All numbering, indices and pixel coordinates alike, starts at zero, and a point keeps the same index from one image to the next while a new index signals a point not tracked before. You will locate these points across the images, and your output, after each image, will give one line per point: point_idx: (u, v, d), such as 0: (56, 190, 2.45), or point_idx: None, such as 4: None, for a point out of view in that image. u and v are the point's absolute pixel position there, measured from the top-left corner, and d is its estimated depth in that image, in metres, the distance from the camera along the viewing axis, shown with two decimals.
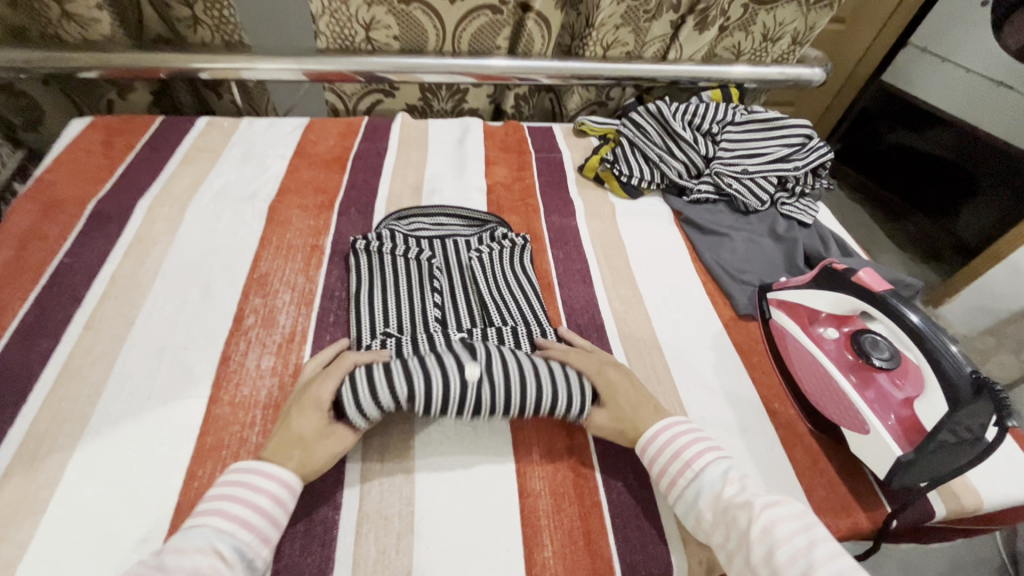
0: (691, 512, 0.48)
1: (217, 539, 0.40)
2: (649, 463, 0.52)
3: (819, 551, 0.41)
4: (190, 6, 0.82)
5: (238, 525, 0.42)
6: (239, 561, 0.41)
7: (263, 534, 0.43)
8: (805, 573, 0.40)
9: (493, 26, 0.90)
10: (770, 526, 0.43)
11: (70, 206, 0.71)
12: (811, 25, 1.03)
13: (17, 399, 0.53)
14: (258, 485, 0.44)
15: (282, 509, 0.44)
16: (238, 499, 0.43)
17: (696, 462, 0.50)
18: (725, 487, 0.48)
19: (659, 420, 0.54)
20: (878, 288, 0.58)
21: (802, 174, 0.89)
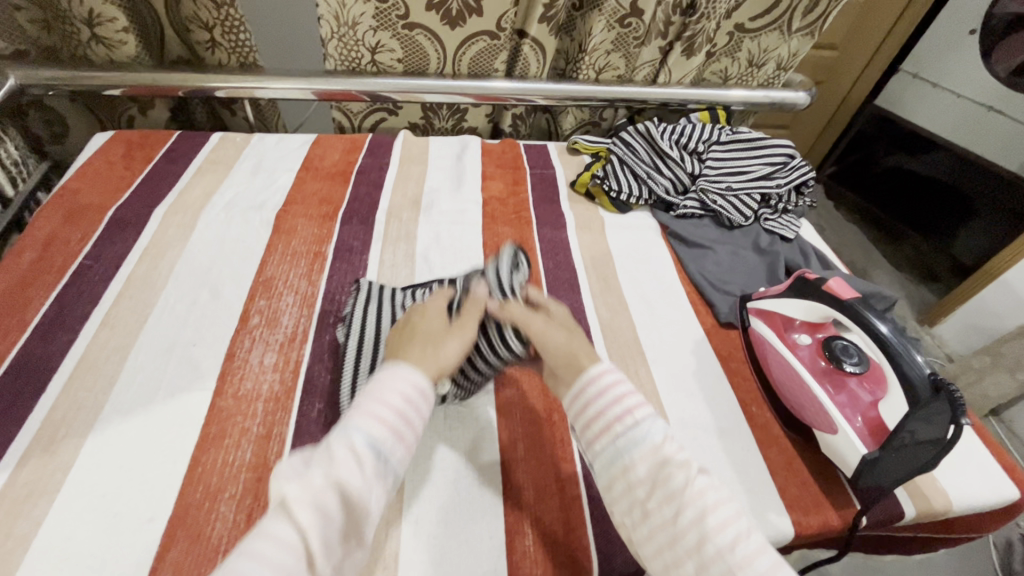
0: (619, 461, 0.48)
1: (352, 433, 0.44)
2: (580, 408, 0.51)
3: (757, 537, 0.43)
4: (209, 31, 0.88)
5: (375, 421, 0.46)
6: (374, 455, 0.44)
7: (397, 431, 0.46)
8: (734, 541, 0.42)
9: (491, 50, 0.95)
10: (703, 492, 0.45)
11: (91, 213, 0.76)
12: (794, 52, 1.08)
13: (36, 389, 0.56)
14: (388, 387, 0.48)
15: (410, 407, 0.48)
16: (377, 400, 0.47)
17: (635, 415, 0.49)
18: (662, 443, 0.48)
19: (600, 362, 0.54)
20: (846, 296, 0.61)
21: (784, 191, 0.94)
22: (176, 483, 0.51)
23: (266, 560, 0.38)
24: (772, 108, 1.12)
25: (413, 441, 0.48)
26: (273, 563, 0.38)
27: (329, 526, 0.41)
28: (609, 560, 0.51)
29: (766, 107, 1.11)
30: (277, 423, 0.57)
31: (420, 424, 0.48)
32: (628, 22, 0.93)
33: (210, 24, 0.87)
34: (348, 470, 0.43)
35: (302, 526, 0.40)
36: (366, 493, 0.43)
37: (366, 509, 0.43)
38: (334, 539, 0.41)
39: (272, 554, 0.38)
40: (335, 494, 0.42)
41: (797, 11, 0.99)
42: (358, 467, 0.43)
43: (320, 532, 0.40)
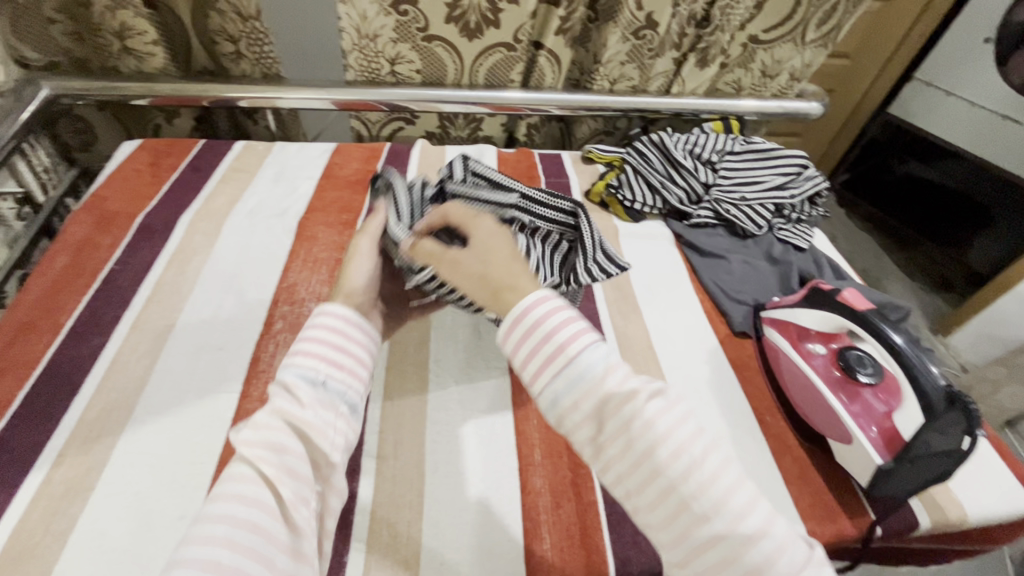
0: (560, 402, 0.42)
1: (283, 372, 0.47)
2: (514, 344, 0.44)
3: (711, 458, 0.40)
4: (235, 44, 0.91)
5: (301, 357, 0.48)
6: (308, 383, 0.47)
7: (331, 360, 0.49)
8: (686, 469, 0.39)
9: (507, 62, 0.97)
10: (654, 423, 0.40)
11: (120, 219, 0.78)
12: (807, 64, 1.09)
13: (71, 390, 0.58)
14: (308, 325, 0.51)
15: (335, 335, 0.50)
16: (303, 340, 0.50)
17: (572, 348, 0.43)
18: (605, 375, 0.42)
19: (533, 293, 0.45)
20: (860, 307, 0.62)
21: (798, 201, 0.94)
22: (206, 482, 0.53)
23: (234, 496, 0.40)
24: (785, 118, 1.13)
25: (355, 364, 0.50)
26: (241, 496, 0.40)
27: (284, 453, 0.43)
28: (626, 564, 0.52)
29: (780, 117, 1.12)
30: None
31: (355, 347, 0.50)
32: (643, 34, 0.95)
33: (235, 37, 0.89)
34: (284, 401, 0.46)
35: (253, 458, 0.42)
36: (310, 416, 0.45)
37: (314, 429, 0.45)
38: (296, 463, 0.44)
39: (240, 489, 0.41)
40: (281, 424, 0.45)
41: (811, 23, 1.00)
42: (295, 397, 0.46)
43: (274, 461, 0.43)
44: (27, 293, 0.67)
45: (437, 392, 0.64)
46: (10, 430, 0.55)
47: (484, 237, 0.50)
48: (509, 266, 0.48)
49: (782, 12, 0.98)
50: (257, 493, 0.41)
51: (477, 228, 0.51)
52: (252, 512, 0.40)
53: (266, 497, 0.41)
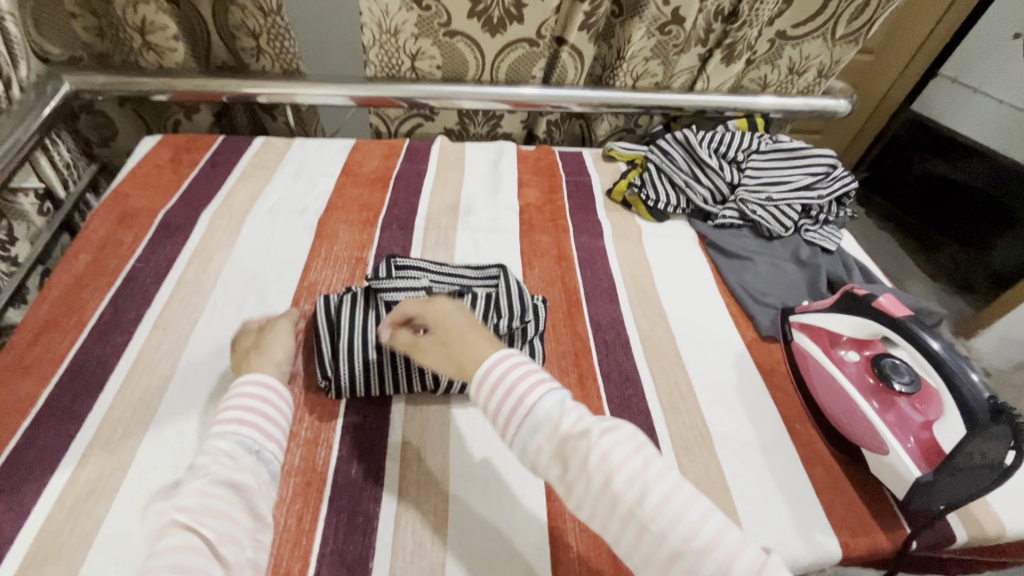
0: (528, 449, 0.46)
1: (217, 440, 0.48)
2: (484, 399, 0.48)
3: (662, 482, 0.42)
4: (255, 39, 0.89)
5: (235, 425, 0.50)
6: (246, 451, 0.48)
7: (264, 429, 0.51)
8: (640, 495, 0.41)
9: (529, 58, 0.95)
10: (607, 454, 0.42)
11: (142, 216, 0.78)
12: (836, 59, 1.06)
13: (95, 389, 0.58)
14: (242, 396, 0.52)
15: (270, 407, 0.53)
16: (233, 410, 0.51)
17: (530, 396, 0.46)
18: (560, 418, 0.45)
19: (483, 360, 0.50)
20: (899, 314, 0.60)
21: (825, 202, 0.92)
22: None
23: (171, 564, 0.40)
24: (812, 116, 1.11)
25: (283, 432, 0.52)
26: (177, 564, 0.40)
27: (223, 517, 0.44)
28: None
29: (806, 115, 1.09)
30: (325, 428, 0.58)
31: (283, 417, 0.53)
32: (669, 29, 0.93)
33: (256, 32, 0.88)
34: (221, 467, 0.46)
35: (191, 525, 0.43)
36: (248, 480, 0.47)
37: (250, 492, 0.46)
38: (235, 526, 0.44)
39: (175, 559, 0.40)
40: (219, 489, 0.45)
41: (842, 18, 0.97)
42: (231, 463, 0.47)
43: (215, 525, 0.43)
44: (51, 290, 0.67)
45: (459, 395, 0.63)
46: (36, 428, 0.55)
47: (449, 315, 0.55)
48: (470, 339, 0.52)
49: (813, 7, 0.95)
50: (195, 558, 0.41)
51: (438, 308, 0.56)
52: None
53: (206, 562, 0.41)
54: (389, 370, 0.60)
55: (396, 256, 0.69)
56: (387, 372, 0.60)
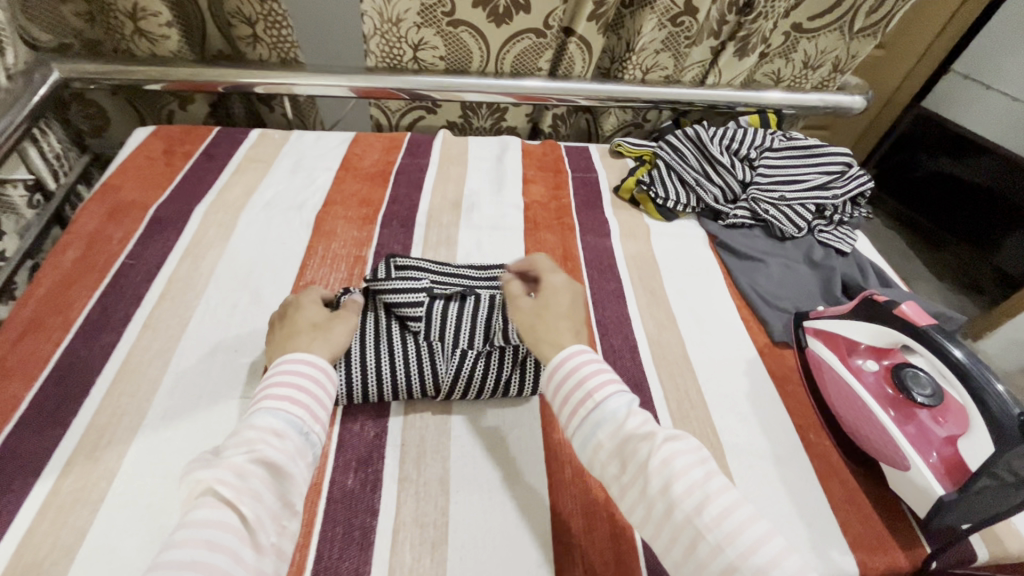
0: (588, 443, 0.47)
1: (268, 416, 0.46)
2: (552, 390, 0.51)
3: (723, 496, 0.42)
4: (252, 26, 0.86)
5: (287, 403, 0.48)
6: (296, 431, 0.47)
7: (312, 411, 0.49)
8: (698, 504, 0.42)
9: (535, 49, 0.92)
10: (669, 460, 0.43)
11: (133, 210, 0.75)
12: (853, 54, 1.02)
13: (80, 393, 0.56)
14: (297, 370, 0.50)
15: (322, 388, 0.51)
16: (284, 385, 0.49)
17: (599, 393, 0.48)
18: (626, 418, 0.47)
19: (567, 346, 0.52)
20: (922, 322, 0.57)
21: (840, 202, 0.89)
22: None
23: (201, 542, 0.38)
24: (826, 112, 1.07)
25: (329, 416, 0.51)
26: (209, 541, 0.38)
27: (260, 500, 0.41)
28: None
29: (819, 111, 1.06)
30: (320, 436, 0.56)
31: (330, 401, 0.51)
32: (681, 21, 0.89)
33: (252, 19, 0.85)
34: (270, 446, 0.44)
35: (230, 502, 0.40)
36: (292, 466, 0.44)
37: (291, 479, 0.44)
38: (268, 511, 0.42)
39: (207, 534, 0.39)
40: (261, 471, 0.43)
41: (861, 11, 0.94)
42: (278, 444, 0.45)
43: (252, 506, 0.41)
44: (36, 288, 0.64)
45: (461, 402, 0.61)
46: (19, 434, 0.52)
47: (556, 288, 0.58)
48: (560, 324, 0.54)
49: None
50: (226, 538, 0.39)
51: (552, 279, 0.59)
52: (224, 559, 0.38)
53: (234, 542, 0.39)
54: (388, 376, 0.58)
55: (396, 256, 0.66)
56: (386, 378, 0.58)
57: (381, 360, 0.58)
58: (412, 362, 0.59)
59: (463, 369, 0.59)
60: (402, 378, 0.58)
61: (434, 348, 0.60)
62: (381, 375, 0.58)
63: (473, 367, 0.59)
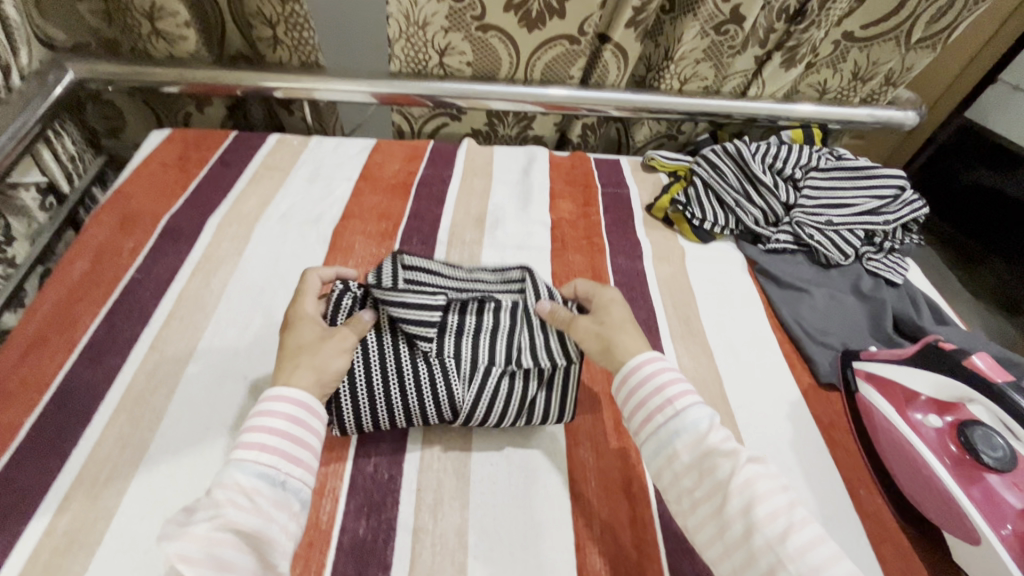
0: (663, 451, 0.47)
1: (234, 472, 0.42)
2: (627, 394, 0.51)
3: (805, 531, 0.40)
4: (272, 27, 0.82)
5: (257, 453, 0.43)
6: (268, 485, 0.42)
7: (287, 456, 0.44)
8: (780, 531, 0.40)
9: (568, 56, 0.87)
10: (751, 481, 0.43)
11: (145, 221, 0.72)
12: (908, 66, 0.96)
13: (81, 421, 0.53)
14: (269, 411, 0.45)
15: (299, 428, 0.45)
16: (257, 429, 0.44)
17: (678, 402, 0.48)
18: (708, 431, 0.47)
19: (642, 352, 0.52)
20: (996, 378, 0.54)
21: (892, 228, 0.83)
22: None
23: None
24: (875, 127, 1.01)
25: (313, 454, 0.46)
26: None
27: (229, 572, 0.38)
28: None
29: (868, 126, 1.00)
30: (331, 477, 0.52)
31: (314, 438, 0.46)
32: (726, 29, 0.84)
33: (273, 20, 0.81)
34: (236, 509, 0.40)
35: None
36: (264, 526, 0.41)
37: (268, 538, 0.41)
38: None
39: None
40: (230, 536, 0.39)
41: (920, 20, 0.87)
42: (248, 504, 0.41)
43: None
44: (41, 302, 0.62)
45: (480, 441, 0.57)
46: (16, 464, 0.49)
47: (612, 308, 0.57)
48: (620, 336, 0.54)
49: (888, 7, 0.85)
50: None
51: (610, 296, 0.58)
52: None
53: None
54: (400, 404, 0.54)
55: (404, 253, 0.59)
56: (399, 406, 0.54)
57: (392, 385, 0.54)
58: (426, 389, 0.54)
59: (484, 395, 0.55)
60: (417, 404, 0.54)
61: (450, 372, 0.55)
62: (398, 409, 0.54)
63: (494, 395, 0.55)
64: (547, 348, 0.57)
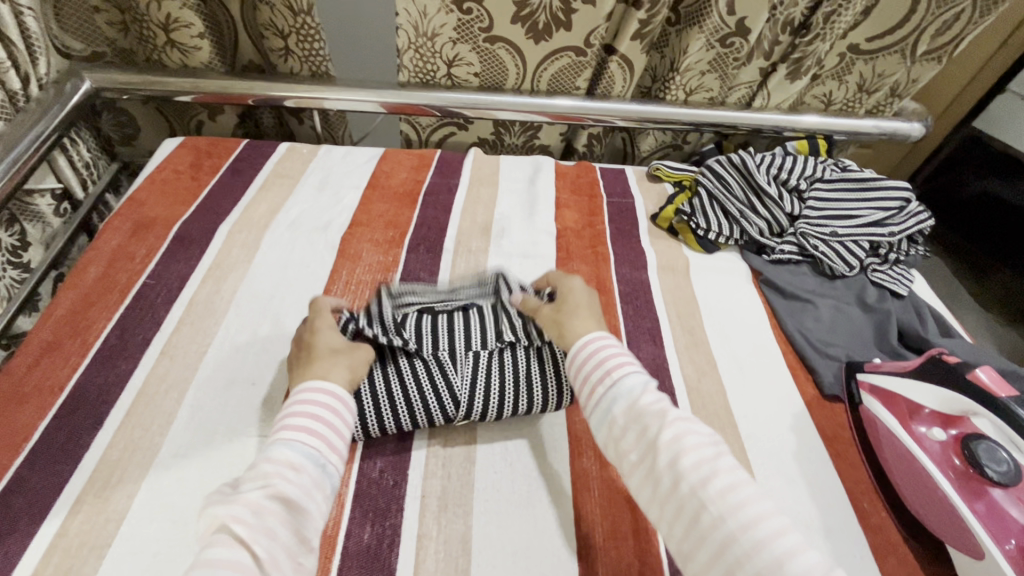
0: (604, 419, 0.48)
1: (285, 448, 0.43)
2: (574, 371, 0.52)
3: (727, 477, 0.41)
4: (284, 38, 0.83)
5: (304, 433, 0.45)
6: (312, 463, 0.44)
7: (328, 440, 0.46)
8: (704, 478, 0.41)
9: (574, 68, 0.88)
10: (679, 436, 0.43)
11: (157, 227, 0.74)
12: (914, 79, 0.96)
13: (93, 425, 0.54)
14: (313, 399, 0.47)
15: (339, 419, 0.48)
16: (301, 414, 0.47)
17: (617, 372, 0.49)
18: (640, 394, 0.47)
19: (589, 333, 0.54)
20: (1001, 394, 0.53)
21: (897, 240, 0.83)
22: None
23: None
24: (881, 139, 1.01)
25: (347, 445, 0.47)
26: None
27: (275, 538, 0.38)
28: None
29: (874, 138, 1.00)
30: (336, 482, 0.53)
31: (348, 431, 0.48)
32: (731, 41, 0.84)
33: (285, 32, 0.82)
34: (285, 480, 0.41)
35: (244, 542, 0.37)
36: (306, 500, 0.41)
37: (307, 514, 0.41)
38: (283, 548, 0.39)
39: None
40: (277, 506, 0.40)
41: (925, 34, 0.87)
42: (295, 477, 0.42)
43: (266, 545, 0.38)
44: (56, 307, 0.63)
45: (485, 448, 0.57)
46: (29, 466, 0.50)
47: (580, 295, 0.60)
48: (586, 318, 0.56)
49: (894, 20, 0.86)
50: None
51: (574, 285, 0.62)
52: None
53: None
54: (403, 401, 0.55)
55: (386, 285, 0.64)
56: (401, 404, 0.55)
57: (393, 384, 0.55)
58: (424, 382, 0.56)
59: (479, 382, 0.56)
60: (421, 406, 0.55)
61: (443, 361, 0.57)
62: (403, 416, 0.55)
63: (488, 383, 0.57)
64: (522, 325, 0.60)
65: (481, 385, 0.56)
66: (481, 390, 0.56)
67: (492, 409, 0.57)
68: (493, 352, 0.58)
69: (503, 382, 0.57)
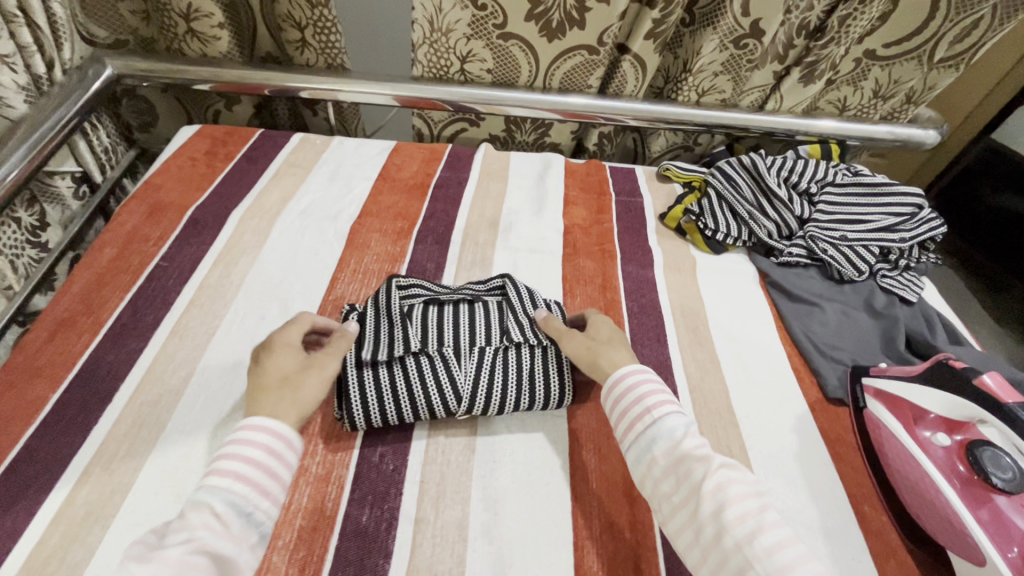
0: (642, 458, 0.48)
1: (211, 496, 0.41)
2: (612, 404, 0.53)
3: (772, 533, 0.40)
4: (301, 30, 0.85)
5: (231, 479, 0.42)
6: (237, 513, 0.41)
7: (259, 486, 0.43)
8: (749, 533, 0.40)
9: (587, 66, 0.88)
10: (723, 485, 0.43)
11: (171, 211, 0.75)
12: (930, 85, 0.95)
13: (102, 400, 0.55)
14: (248, 439, 0.45)
15: (277, 460, 0.45)
16: (231, 457, 0.44)
17: (657, 410, 0.50)
18: (684, 438, 0.48)
19: (625, 365, 0.55)
20: (1007, 399, 0.52)
21: (908, 246, 0.82)
22: None
23: None
24: (894, 145, 1.00)
25: (285, 486, 0.45)
26: None
27: None
28: None
29: (888, 144, 0.99)
30: (337, 464, 0.54)
31: (287, 471, 0.46)
32: (745, 43, 0.84)
33: (302, 24, 0.84)
34: (210, 534, 0.39)
35: None
36: (234, 553, 0.40)
37: (235, 567, 0.40)
38: None
39: None
40: (203, 561, 0.38)
41: (943, 41, 0.87)
42: (221, 529, 0.40)
43: None
44: (71, 285, 0.65)
45: (485, 438, 0.58)
46: (38, 437, 0.52)
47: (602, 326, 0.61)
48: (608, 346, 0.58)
49: (912, 25, 0.85)
50: None
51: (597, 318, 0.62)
52: None
53: None
54: (406, 391, 0.55)
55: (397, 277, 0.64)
56: (403, 395, 0.55)
57: (397, 375, 0.56)
58: (427, 377, 0.56)
59: (482, 378, 0.57)
60: (423, 399, 0.56)
61: (447, 357, 0.57)
62: (404, 406, 0.55)
63: (491, 378, 0.57)
64: (528, 327, 0.61)
65: (483, 381, 0.57)
66: (483, 386, 0.57)
67: (492, 407, 0.57)
68: (496, 350, 0.59)
69: (504, 380, 0.57)
